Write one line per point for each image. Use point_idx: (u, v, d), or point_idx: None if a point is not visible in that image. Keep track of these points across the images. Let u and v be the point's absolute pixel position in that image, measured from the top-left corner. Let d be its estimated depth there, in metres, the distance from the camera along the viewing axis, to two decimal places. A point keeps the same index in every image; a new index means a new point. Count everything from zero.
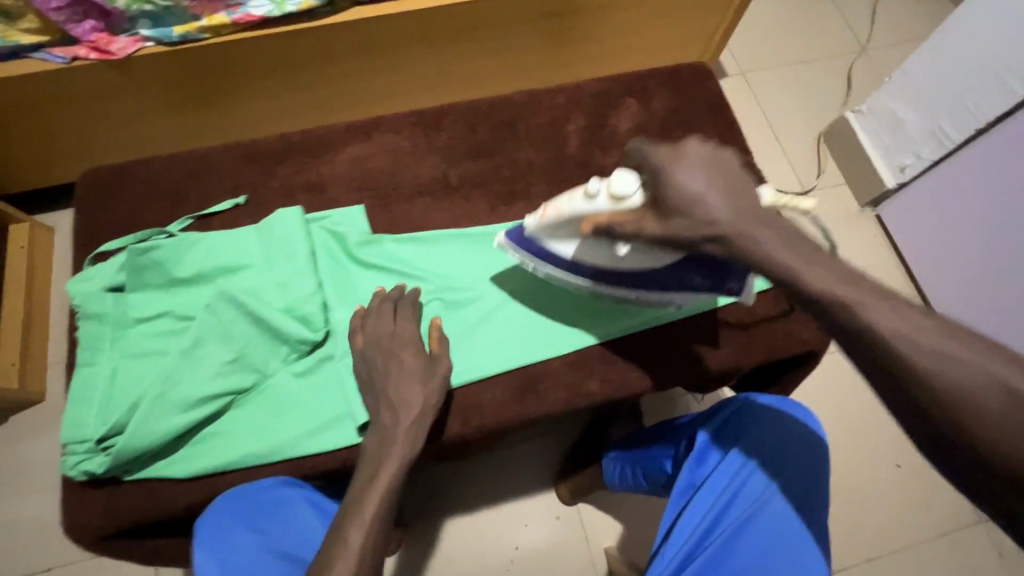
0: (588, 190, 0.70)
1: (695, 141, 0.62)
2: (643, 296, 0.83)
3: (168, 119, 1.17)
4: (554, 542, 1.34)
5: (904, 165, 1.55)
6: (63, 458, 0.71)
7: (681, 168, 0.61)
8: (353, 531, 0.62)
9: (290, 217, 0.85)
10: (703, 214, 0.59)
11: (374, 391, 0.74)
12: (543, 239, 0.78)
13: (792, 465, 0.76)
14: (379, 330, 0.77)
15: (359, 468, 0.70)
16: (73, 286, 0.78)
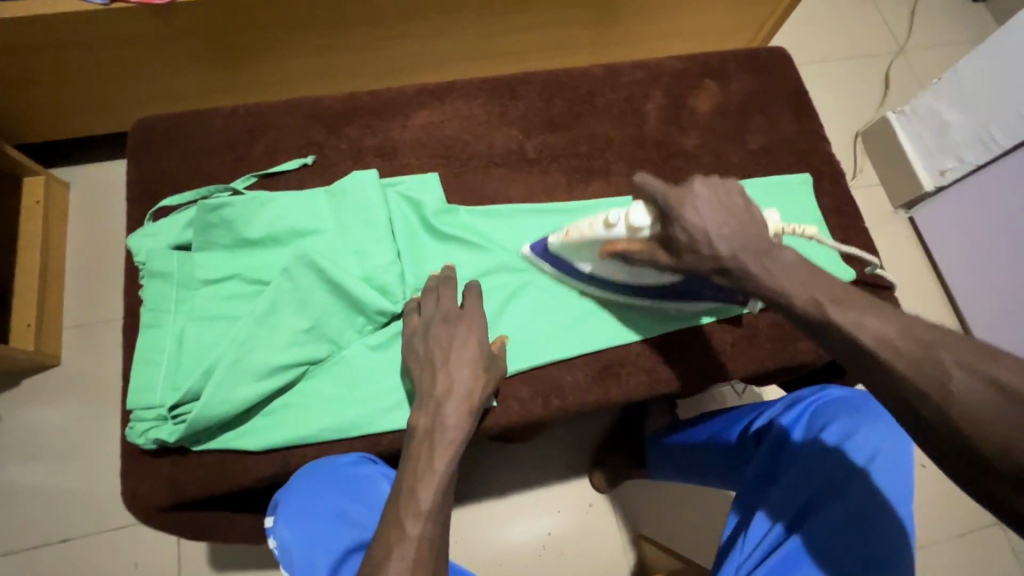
0: (607, 220, 0.70)
1: (700, 179, 0.62)
2: (666, 306, 0.82)
3: (198, 73, 1.00)
4: (587, 527, 1.20)
5: (945, 169, 1.40)
6: (131, 425, 0.68)
7: (691, 210, 0.61)
8: (413, 518, 0.53)
9: (365, 181, 0.80)
10: (710, 251, 0.60)
11: (434, 364, 0.68)
12: (565, 256, 0.80)
13: (881, 467, 0.70)
14: (439, 311, 0.72)
15: (409, 447, 0.61)
16: (137, 243, 0.75)
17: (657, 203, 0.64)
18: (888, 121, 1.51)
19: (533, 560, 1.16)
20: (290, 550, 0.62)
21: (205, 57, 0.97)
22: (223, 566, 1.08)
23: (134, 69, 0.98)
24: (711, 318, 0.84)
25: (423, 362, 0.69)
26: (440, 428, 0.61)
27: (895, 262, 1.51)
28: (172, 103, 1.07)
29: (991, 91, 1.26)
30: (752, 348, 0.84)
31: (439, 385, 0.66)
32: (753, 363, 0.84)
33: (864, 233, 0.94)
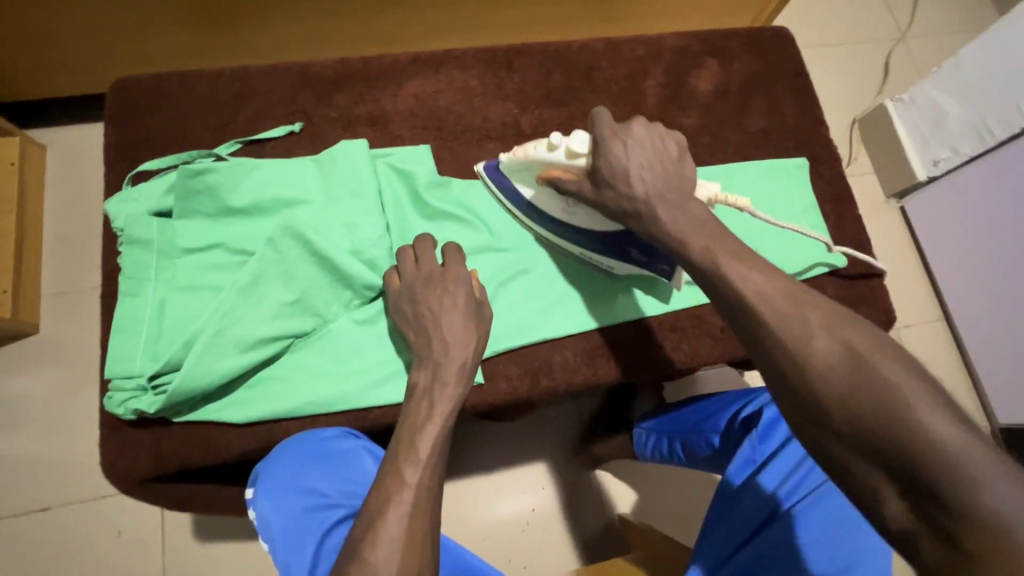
0: (549, 143, 0.70)
1: (640, 121, 0.66)
2: (595, 260, 0.80)
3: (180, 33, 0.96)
4: (573, 503, 1.22)
5: (938, 159, 1.40)
6: (109, 395, 0.66)
7: (621, 143, 0.64)
8: (412, 467, 0.57)
9: (355, 151, 0.77)
10: (626, 189, 0.63)
11: (425, 326, 0.68)
12: (508, 178, 0.79)
13: None
14: (426, 268, 0.71)
15: (408, 408, 0.64)
16: (114, 207, 0.72)
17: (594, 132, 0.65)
18: (885, 108, 1.50)
19: (516, 535, 1.18)
20: (269, 522, 0.63)
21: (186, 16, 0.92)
22: (206, 535, 1.09)
23: (117, 28, 0.93)
24: (642, 292, 0.83)
25: (413, 323, 0.69)
26: (439, 386, 0.64)
27: (884, 252, 1.52)
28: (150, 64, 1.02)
29: (987, 81, 1.26)
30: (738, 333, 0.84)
31: (432, 345, 0.67)
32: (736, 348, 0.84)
33: (858, 220, 0.94)
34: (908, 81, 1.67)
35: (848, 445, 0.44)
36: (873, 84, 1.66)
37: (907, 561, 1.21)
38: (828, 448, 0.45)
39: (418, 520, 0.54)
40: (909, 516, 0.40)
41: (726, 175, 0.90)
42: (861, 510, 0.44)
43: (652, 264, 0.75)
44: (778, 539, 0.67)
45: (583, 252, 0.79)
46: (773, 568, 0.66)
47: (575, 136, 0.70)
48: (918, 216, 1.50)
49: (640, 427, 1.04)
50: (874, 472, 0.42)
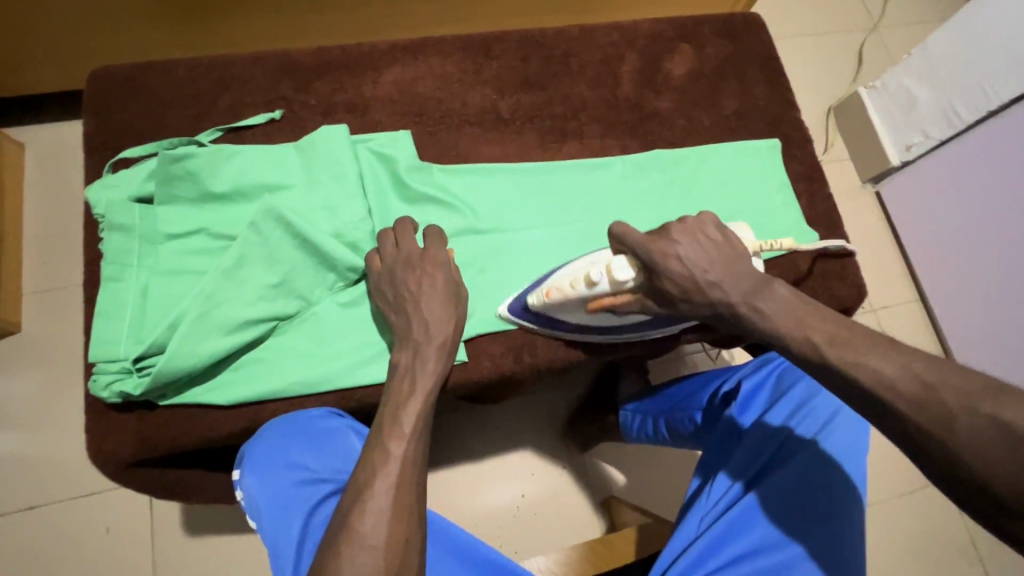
0: (588, 278, 0.68)
1: (674, 229, 0.64)
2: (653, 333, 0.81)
3: (149, 24, 0.92)
4: (563, 487, 1.23)
5: (910, 144, 1.44)
6: (93, 379, 0.67)
7: (675, 263, 0.62)
8: (396, 440, 0.58)
9: (335, 135, 0.78)
10: (703, 300, 0.61)
11: (406, 309, 0.69)
12: (544, 313, 0.77)
13: (841, 431, 0.76)
14: (406, 250, 0.72)
15: (389, 384, 0.65)
16: (95, 194, 0.72)
17: (640, 257, 0.64)
18: (859, 96, 1.54)
19: (507, 520, 1.20)
20: (257, 499, 0.64)
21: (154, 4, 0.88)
22: (195, 529, 1.09)
23: (90, 23, 0.90)
24: None
25: (394, 305, 0.70)
26: (419, 365, 0.66)
27: (860, 235, 1.56)
28: (116, 54, 0.98)
29: (953, 67, 1.31)
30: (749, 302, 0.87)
31: (413, 324, 0.69)
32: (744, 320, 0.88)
33: (829, 199, 0.96)
34: (880, 68, 1.72)
35: (964, 457, 0.46)
36: (847, 72, 1.70)
37: (885, 532, 1.24)
38: (947, 456, 0.47)
39: (405, 492, 0.55)
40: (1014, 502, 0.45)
41: (701, 156, 0.92)
42: (958, 497, 0.48)
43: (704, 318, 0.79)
44: (797, 469, 0.73)
45: (641, 332, 0.80)
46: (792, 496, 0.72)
47: (609, 262, 0.67)
48: (893, 199, 1.54)
49: (630, 409, 1.05)
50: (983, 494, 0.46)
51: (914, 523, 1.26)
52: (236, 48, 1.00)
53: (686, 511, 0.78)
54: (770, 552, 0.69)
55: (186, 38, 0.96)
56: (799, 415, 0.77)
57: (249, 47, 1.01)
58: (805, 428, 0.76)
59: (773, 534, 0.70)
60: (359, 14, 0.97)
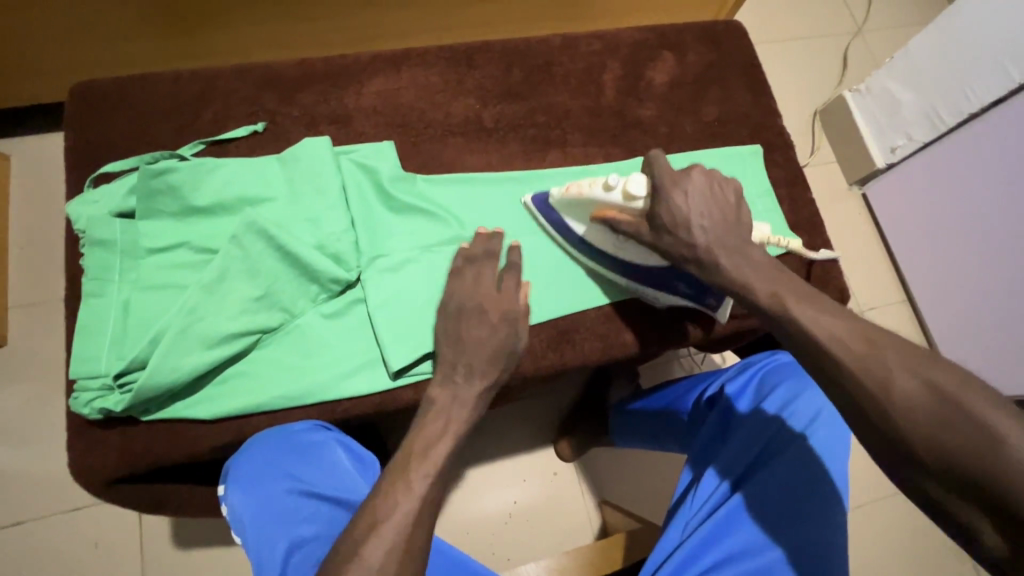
0: (606, 183, 0.74)
1: (696, 170, 0.70)
2: (638, 292, 0.84)
3: (130, 38, 0.92)
4: (554, 493, 1.24)
5: (895, 147, 1.45)
6: (75, 396, 0.66)
7: (681, 193, 0.68)
8: (389, 464, 0.59)
9: (319, 147, 0.78)
10: (686, 237, 0.68)
11: (460, 345, 0.71)
12: (559, 212, 0.83)
13: (821, 434, 0.76)
14: (481, 289, 0.73)
15: (423, 415, 0.67)
16: (75, 210, 0.71)
17: (653, 180, 0.70)
18: (843, 99, 1.55)
19: (499, 527, 1.19)
20: (241, 514, 0.64)
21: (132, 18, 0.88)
22: (184, 542, 1.08)
23: (72, 36, 0.90)
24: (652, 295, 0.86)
25: (451, 340, 0.72)
26: (457, 404, 0.66)
27: (846, 237, 1.57)
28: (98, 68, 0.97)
29: (935, 71, 1.32)
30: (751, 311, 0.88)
31: (458, 360, 0.70)
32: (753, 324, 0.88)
33: (811, 204, 0.97)
34: (864, 72, 1.73)
35: (951, 497, 0.48)
36: (831, 76, 1.71)
37: (874, 533, 1.25)
38: (934, 496, 0.49)
39: (390, 508, 0.56)
40: (1008, 551, 0.45)
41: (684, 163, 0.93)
42: (962, 541, 0.49)
43: (698, 298, 0.82)
44: (784, 467, 0.73)
45: (629, 284, 0.83)
46: (779, 494, 0.72)
47: (630, 177, 0.73)
48: (879, 201, 1.55)
49: (630, 408, 1.04)
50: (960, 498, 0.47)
51: (900, 525, 1.26)
52: (218, 60, 1.00)
53: (672, 516, 0.78)
54: (760, 551, 0.70)
55: (167, 51, 0.96)
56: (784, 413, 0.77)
57: (232, 59, 1.01)
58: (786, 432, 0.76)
59: (756, 538, 0.70)
60: (342, 25, 0.97)
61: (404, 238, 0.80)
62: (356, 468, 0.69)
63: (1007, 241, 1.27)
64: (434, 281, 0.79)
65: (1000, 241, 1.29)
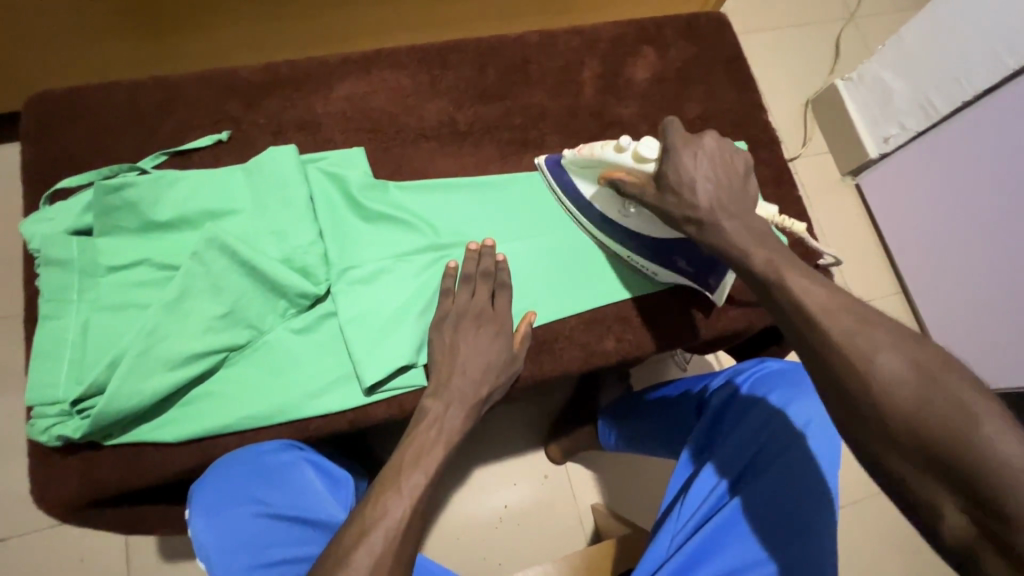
0: (618, 144, 0.72)
1: (711, 135, 0.68)
2: (636, 264, 0.83)
3: (88, 42, 0.88)
4: (545, 496, 1.22)
5: (888, 136, 1.42)
6: (32, 423, 0.64)
7: (692, 154, 0.66)
8: None
9: (284, 156, 0.75)
10: (690, 198, 0.65)
11: (452, 358, 0.72)
12: (572, 172, 0.81)
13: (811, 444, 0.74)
14: (474, 302, 0.75)
15: (410, 430, 0.67)
16: (29, 229, 0.69)
17: (663, 138, 0.66)
18: (836, 88, 1.51)
19: (489, 531, 1.18)
20: (205, 541, 0.61)
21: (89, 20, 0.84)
22: (170, 555, 1.06)
23: (27, 40, 0.86)
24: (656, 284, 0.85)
25: (444, 354, 0.72)
26: (446, 417, 0.68)
27: (840, 229, 1.54)
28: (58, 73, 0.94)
29: (928, 59, 1.29)
30: (731, 308, 0.86)
31: (456, 373, 0.71)
32: (738, 321, 0.86)
33: (799, 202, 0.95)
34: (857, 60, 1.70)
35: (913, 474, 0.46)
36: (823, 64, 1.67)
37: (868, 532, 1.24)
38: (900, 474, 0.47)
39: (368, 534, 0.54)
40: (973, 532, 0.43)
41: None
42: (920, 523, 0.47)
43: (699, 277, 0.81)
44: (774, 477, 0.72)
45: (629, 255, 0.82)
46: (766, 504, 0.72)
47: (643, 140, 0.70)
48: (874, 192, 1.52)
49: (646, 399, 0.98)
50: (945, 492, 0.45)
51: (897, 520, 1.25)
52: (184, 65, 0.97)
53: (660, 523, 0.77)
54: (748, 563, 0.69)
55: (128, 55, 0.92)
56: (774, 419, 0.76)
57: (198, 64, 0.97)
58: (777, 440, 0.75)
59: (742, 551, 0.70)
60: (311, 26, 0.94)
61: (376, 248, 0.77)
62: (326, 488, 0.70)
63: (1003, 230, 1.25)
64: (407, 293, 0.76)
65: (994, 230, 1.26)
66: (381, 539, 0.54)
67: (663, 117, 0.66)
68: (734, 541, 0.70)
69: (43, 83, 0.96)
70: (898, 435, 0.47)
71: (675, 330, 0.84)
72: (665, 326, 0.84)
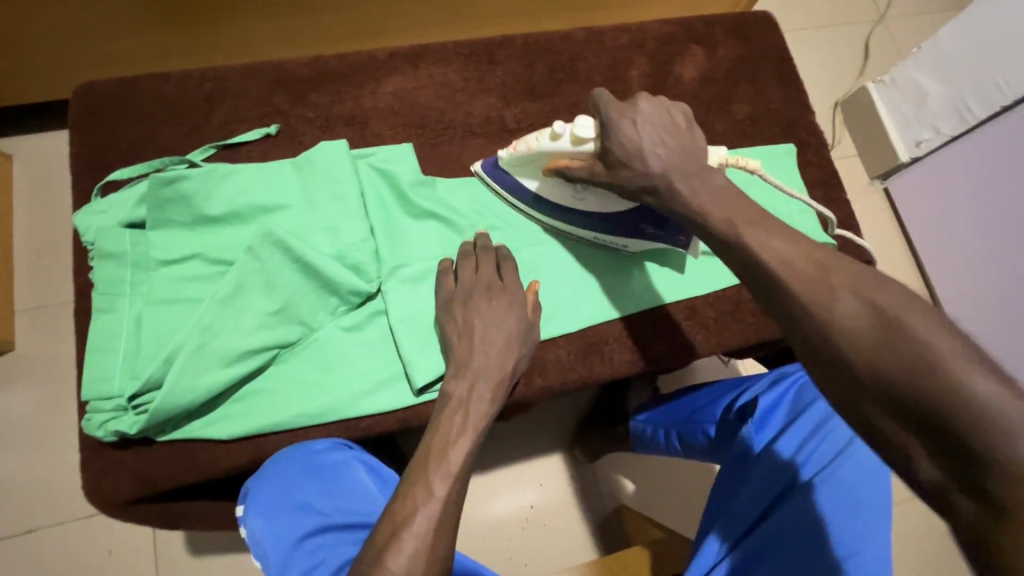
0: (553, 132, 0.69)
1: (644, 97, 0.65)
2: (606, 242, 0.79)
3: (134, 34, 0.88)
4: (573, 497, 1.21)
5: (920, 140, 1.39)
6: (88, 417, 0.64)
7: (630, 122, 0.64)
8: (442, 480, 0.55)
9: (336, 152, 0.75)
10: (642, 167, 0.63)
11: (471, 333, 0.67)
12: (509, 171, 0.78)
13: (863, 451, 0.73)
14: (484, 277, 0.71)
15: (431, 422, 0.62)
16: (84, 222, 0.69)
17: (600, 115, 0.65)
18: (868, 90, 1.49)
19: (517, 532, 1.17)
20: (261, 541, 0.61)
21: (136, 12, 0.83)
22: (202, 551, 1.05)
23: (75, 33, 0.86)
24: (654, 265, 0.83)
25: (461, 330, 0.68)
26: (476, 400, 0.63)
27: (870, 235, 1.52)
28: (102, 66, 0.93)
29: (965, 61, 1.26)
30: None
31: (476, 351, 0.66)
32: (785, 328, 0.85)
33: (848, 205, 0.93)
34: (890, 62, 1.68)
35: (891, 420, 0.43)
36: (855, 67, 1.65)
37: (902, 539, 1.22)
38: (873, 421, 0.44)
39: (435, 533, 0.52)
40: (945, 481, 0.40)
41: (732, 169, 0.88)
42: (906, 478, 0.44)
43: (668, 238, 0.76)
44: (825, 486, 0.70)
45: (594, 236, 0.79)
46: (792, 541, 0.68)
47: (578, 121, 0.68)
48: (905, 196, 1.50)
49: (673, 402, 0.97)
50: (917, 436, 0.42)
51: (935, 523, 1.23)
52: (226, 58, 0.96)
53: (705, 530, 0.74)
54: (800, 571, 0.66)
55: (172, 47, 0.92)
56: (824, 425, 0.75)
57: (240, 57, 0.96)
58: (828, 446, 0.73)
59: (794, 558, 0.67)
60: (356, 20, 0.92)
61: (426, 246, 0.77)
62: (382, 492, 0.66)
63: None
64: None
65: None
66: (417, 536, 0.51)
67: (592, 92, 0.65)
68: (785, 553, 0.68)
69: (86, 75, 0.95)
70: (878, 383, 0.44)
71: (721, 333, 0.83)
72: (712, 329, 0.82)
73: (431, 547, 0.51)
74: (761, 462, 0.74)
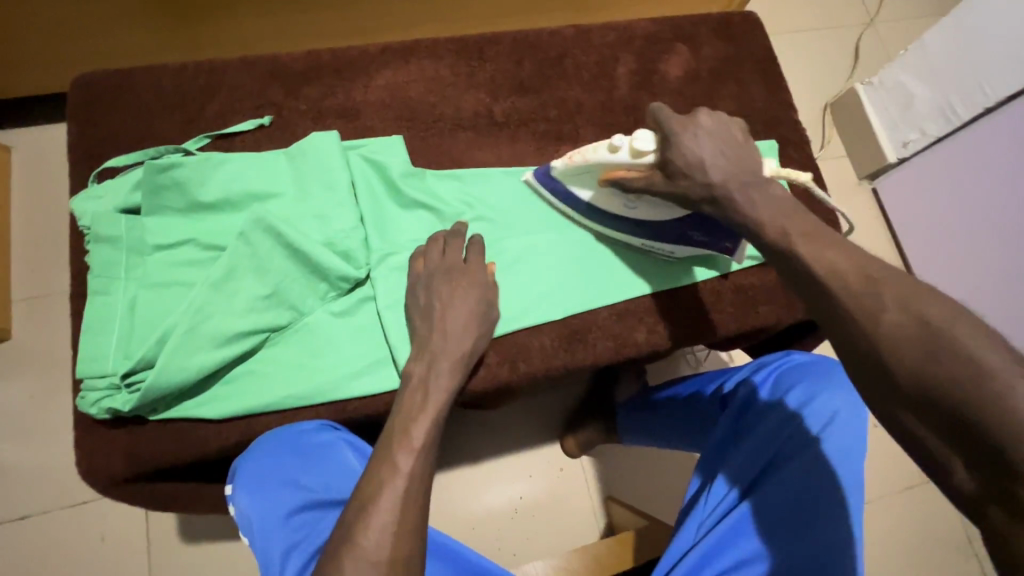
0: (611, 144, 0.71)
1: (704, 112, 0.66)
2: (654, 247, 0.82)
3: (132, 28, 0.90)
4: (561, 488, 1.23)
5: (907, 141, 1.42)
6: (82, 395, 0.66)
7: (692, 137, 0.65)
8: (405, 454, 0.58)
9: (327, 142, 0.77)
10: (703, 178, 0.64)
11: (432, 316, 0.70)
12: (564, 181, 0.80)
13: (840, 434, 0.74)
14: (448, 260, 0.73)
15: (397, 400, 0.65)
16: (80, 206, 0.71)
17: (661, 129, 0.66)
18: (856, 92, 1.52)
19: (506, 521, 1.19)
20: (249, 517, 0.64)
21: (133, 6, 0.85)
22: (192, 537, 1.06)
23: (74, 26, 0.88)
24: (701, 269, 0.86)
25: (422, 311, 0.71)
26: (434, 377, 0.65)
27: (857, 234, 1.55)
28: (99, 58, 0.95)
29: (950, 64, 1.29)
30: (761, 306, 0.86)
31: (438, 336, 0.68)
32: (766, 319, 0.86)
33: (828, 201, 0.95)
34: (878, 65, 1.70)
35: (924, 425, 0.45)
36: (844, 69, 1.68)
37: (883, 532, 1.24)
38: (909, 427, 0.46)
39: (409, 506, 0.54)
40: (978, 488, 0.42)
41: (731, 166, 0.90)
42: (938, 482, 0.45)
43: (714, 244, 0.78)
44: (802, 467, 0.72)
45: (642, 242, 0.82)
46: (783, 505, 0.71)
47: (636, 134, 0.70)
48: (893, 196, 1.52)
49: (663, 394, 1.00)
50: (948, 443, 0.44)
51: (916, 515, 1.26)
52: (221, 52, 0.98)
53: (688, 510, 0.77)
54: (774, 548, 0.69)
55: (168, 41, 0.94)
56: (805, 408, 0.76)
57: (235, 51, 0.98)
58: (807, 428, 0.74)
59: (769, 537, 0.70)
60: (350, 16, 0.95)
61: (414, 235, 0.79)
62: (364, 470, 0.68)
63: (1017, 234, 1.26)
64: None
65: (1007, 234, 1.27)
66: (394, 507, 0.54)
67: (649, 106, 0.67)
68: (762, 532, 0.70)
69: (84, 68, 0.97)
70: (915, 389, 0.45)
71: (703, 323, 0.85)
72: (693, 319, 0.84)
73: (407, 519, 0.53)
74: (743, 445, 0.76)
